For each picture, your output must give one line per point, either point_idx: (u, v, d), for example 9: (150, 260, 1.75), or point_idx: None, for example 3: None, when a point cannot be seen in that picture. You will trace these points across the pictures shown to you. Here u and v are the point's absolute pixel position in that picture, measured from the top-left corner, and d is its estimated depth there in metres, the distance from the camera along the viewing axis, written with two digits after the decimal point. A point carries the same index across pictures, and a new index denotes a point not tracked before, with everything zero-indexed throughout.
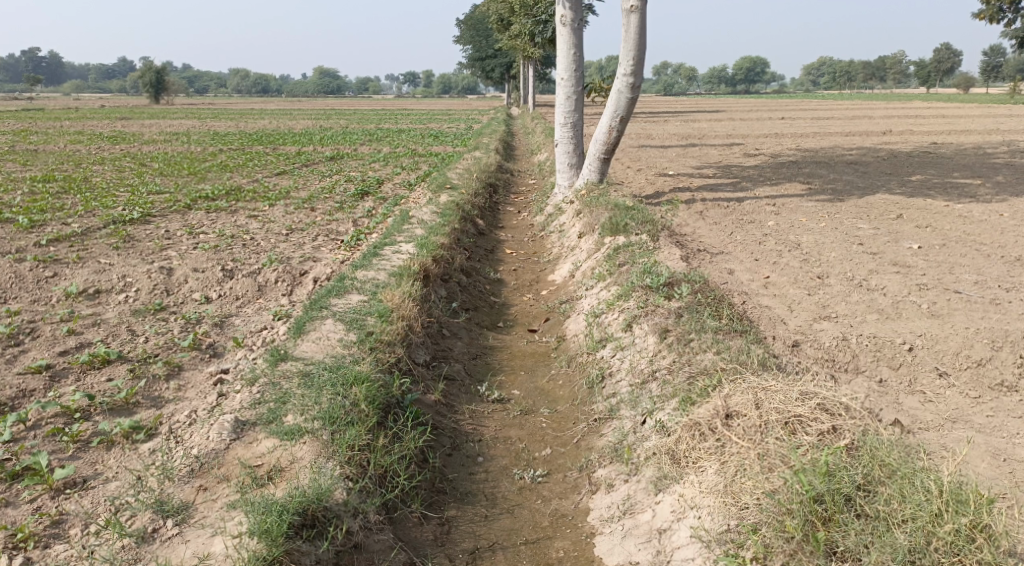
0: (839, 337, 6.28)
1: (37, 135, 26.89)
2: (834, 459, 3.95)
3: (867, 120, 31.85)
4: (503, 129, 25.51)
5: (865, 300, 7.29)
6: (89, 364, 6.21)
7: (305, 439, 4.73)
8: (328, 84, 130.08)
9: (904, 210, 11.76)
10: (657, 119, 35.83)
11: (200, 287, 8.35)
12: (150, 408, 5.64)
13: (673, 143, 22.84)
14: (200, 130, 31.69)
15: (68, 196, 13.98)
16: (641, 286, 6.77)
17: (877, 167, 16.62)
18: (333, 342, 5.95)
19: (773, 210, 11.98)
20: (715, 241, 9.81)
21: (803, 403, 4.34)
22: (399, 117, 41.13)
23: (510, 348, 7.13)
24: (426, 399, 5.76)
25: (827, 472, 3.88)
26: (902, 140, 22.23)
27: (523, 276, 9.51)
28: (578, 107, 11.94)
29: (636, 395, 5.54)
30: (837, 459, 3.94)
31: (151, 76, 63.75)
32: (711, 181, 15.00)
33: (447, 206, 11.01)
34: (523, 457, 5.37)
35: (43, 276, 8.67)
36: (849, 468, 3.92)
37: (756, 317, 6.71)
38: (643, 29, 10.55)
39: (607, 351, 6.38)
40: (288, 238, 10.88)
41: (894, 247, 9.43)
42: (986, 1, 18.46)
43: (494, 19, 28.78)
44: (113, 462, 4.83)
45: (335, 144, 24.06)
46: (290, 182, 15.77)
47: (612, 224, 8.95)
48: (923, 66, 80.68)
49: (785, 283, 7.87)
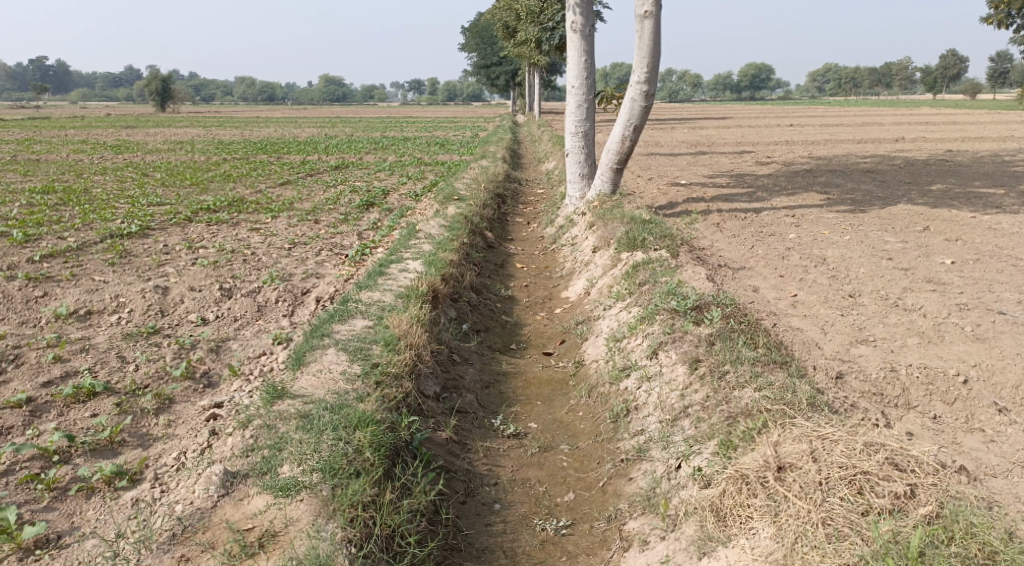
0: (884, 365, 5.76)
1: (42, 145, 26.61)
2: (926, 538, 3.68)
3: (877, 127, 31.32)
4: (510, 138, 25.08)
5: (904, 321, 6.71)
6: (73, 397, 5.75)
7: (303, 496, 4.29)
8: (335, 91, 130.02)
9: (930, 222, 11.24)
10: (664, 126, 35.38)
11: (197, 307, 7.88)
12: (135, 448, 5.18)
13: (683, 150, 22.38)
14: (206, 138, 31.42)
15: (66, 208, 13.55)
16: (666, 308, 6.25)
17: (896, 175, 16.10)
18: (334, 376, 5.45)
19: (793, 221, 11.47)
20: (736, 256, 9.31)
21: (871, 457, 4.02)
22: (405, 125, 40.81)
23: (524, 374, 6.63)
24: (436, 437, 5.28)
25: (918, 556, 3.62)
26: (917, 147, 21.73)
27: (536, 293, 9.02)
28: (590, 116, 11.47)
29: (667, 434, 5.04)
30: (931, 540, 3.67)
31: (157, 84, 63.64)
32: (726, 190, 14.51)
33: (455, 218, 10.52)
34: (544, 504, 4.91)
35: (33, 296, 8.21)
36: (943, 549, 3.65)
37: (789, 342, 6.17)
38: (658, 35, 10.07)
39: (632, 381, 5.86)
40: (290, 252, 10.42)
41: (926, 262, 8.89)
42: (995, 5, 18.06)
43: (500, 27, 28.39)
44: (91, 514, 4.44)
45: (340, 153, 23.61)
46: (294, 193, 15.33)
47: (629, 239, 8.44)
48: (929, 71, 80.13)
49: (815, 301, 7.30)
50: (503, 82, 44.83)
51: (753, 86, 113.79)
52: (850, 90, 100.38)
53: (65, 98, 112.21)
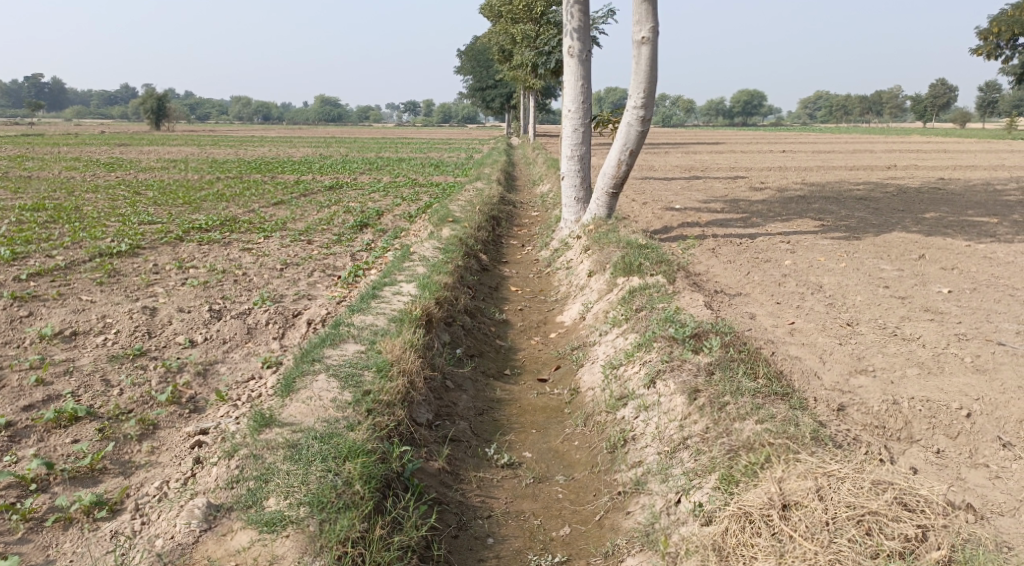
0: (885, 397, 5.64)
1: (35, 162, 26.50)
2: None
3: (869, 154, 31.45)
4: (505, 160, 25.08)
5: (903, 352, 6.56)
6: (54, 422, 5.59)
7: (289, 531, 4.14)
8: (330, 111, 130.55)
9: (924, 250, 11.18)
10: (658, 151, 35.51)
11: (186, 329, 7.73)
12: (117, 476, 5.03)
13: (677, 175, 22.37)
14: (200, 157, 31.41)
15: (56, 226, 13.40)
16: (664, 336, 6.09)
17: (889, 203, 16.08)
18: (324, 403, 5.28)
19: (788, 247, 11.39)
20: (732, 282, 9.20)
21: (879, 497, 4.01)
22: (399, 146, 40.77)
23: (518, 401, 6.47)
24: (428, 467, 5.14)
25: None
26: (909, 176, 21.78)
27: (530, 316, 8.88)
28: (586, 140, 11.41)
29: (665, 466, 4.92)
30: None
31: (153, 103, 63.70)
32: (720, 216, 14.46)
33: (449, 240, 10.42)
34: (539, 538, 4.77)
35: (18, 316, 8.04)
36: None
37: (788, 371, 6.03)
38: (655, 60, 10.04)
39: (629, 410, 5.71)
40: (282, 273, 10.27)
41: (922, 291, 8.78)
42: (984, 36, 18.18)
43: (495, 51, 28.49)
44: (68, 547, 4.34)
45: (334, 173, 23.52)
46: (286, 213, 15.22)
47: (624, 264, 8.31)
48: (919, 100, 80.93)
49: (812, 329, 7.16)
50: (498, 105, 45.03)
51: (745, 112, 114.65)
52: (841, 118, 101.26)
53: (60, 116, 112.16)
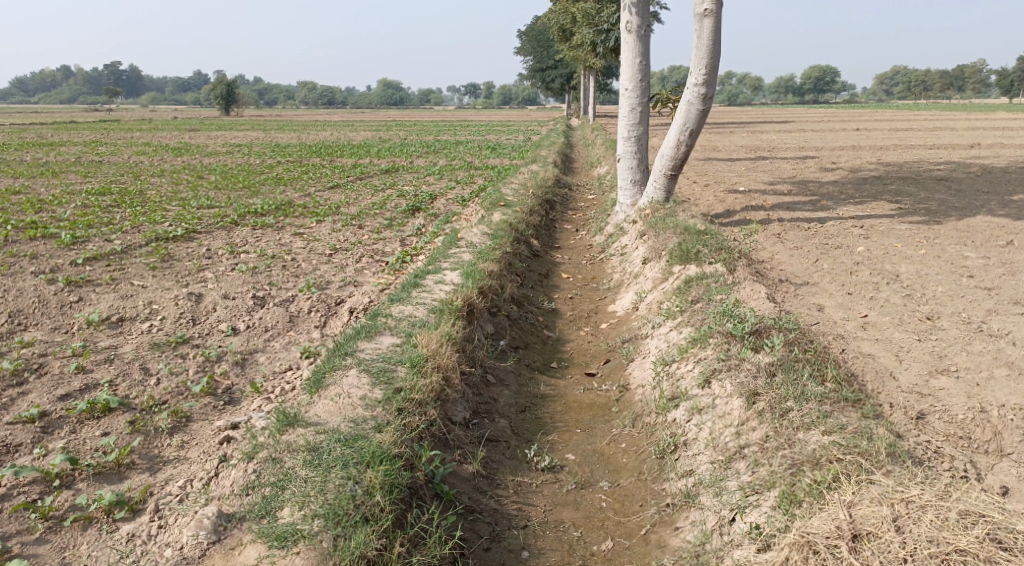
0: (971, 403, 5.05)
1: (109, 147, 27.08)
2: None
3: (950, 133, 29.71)
4: (564, 142, 24.56)
5: (991, 350, 5.92)
6: (87, 413, 5.43)
7: (300, 548, 3.95)
8: (393, 96, 131.49)
9: (1012, 236, 10.29)
10: (725, 131, 34.32)
11: (229, 316, 7.54)
12: (143, 472, 4.84)
13: (743, 156, 21.47)
14: (265, 141, 31.59)
15: (118, 210, 13.51)
16: (721, 332, 5.58)
17: (972, 184, 15.03)
18: (353, 401, 5.01)
19: (862, 233, 10.65)
20: (798, 270, 8.60)
21: (968, 532, 3.60)
22: (458, 129, 40.35)
23: (564, 398, 6.06)
24: (461, 472, 4.85)
25: None
26: (995, 155, 20.40)
27: (581, 305, 8.44)
28: (642, 120, 10.86)
29: (719, 477, 4.52)
30: None
31: (223, 88, 64.94)
32: (787, 198, 13.72)
33: (499, 225, 10.05)
34: (578, 552, 4.43)
35: (68, 301, 7.98)
36: None
37: (859, 372, 5.48)
38: (718, 34, 9.43)
39: (681, 412, 5.25)
40: (331, 259, 10.08)
41: (1010, 281, 8.03)
42: None
43: (556, 31, 27.86)
44: (84, 549, 4.20)
45: (392, 156, 23.35)
46: (342, 197, 15.08)
47: (681, 251, 7.79)
48: (1005, 75, 76.76)
49: (886, 323, 6.56)
50: (559, 85, 44.35)
51: (816, 90, 110.77)
52: (920, 95, 96.77)
53: (138, 101, 116.07)
